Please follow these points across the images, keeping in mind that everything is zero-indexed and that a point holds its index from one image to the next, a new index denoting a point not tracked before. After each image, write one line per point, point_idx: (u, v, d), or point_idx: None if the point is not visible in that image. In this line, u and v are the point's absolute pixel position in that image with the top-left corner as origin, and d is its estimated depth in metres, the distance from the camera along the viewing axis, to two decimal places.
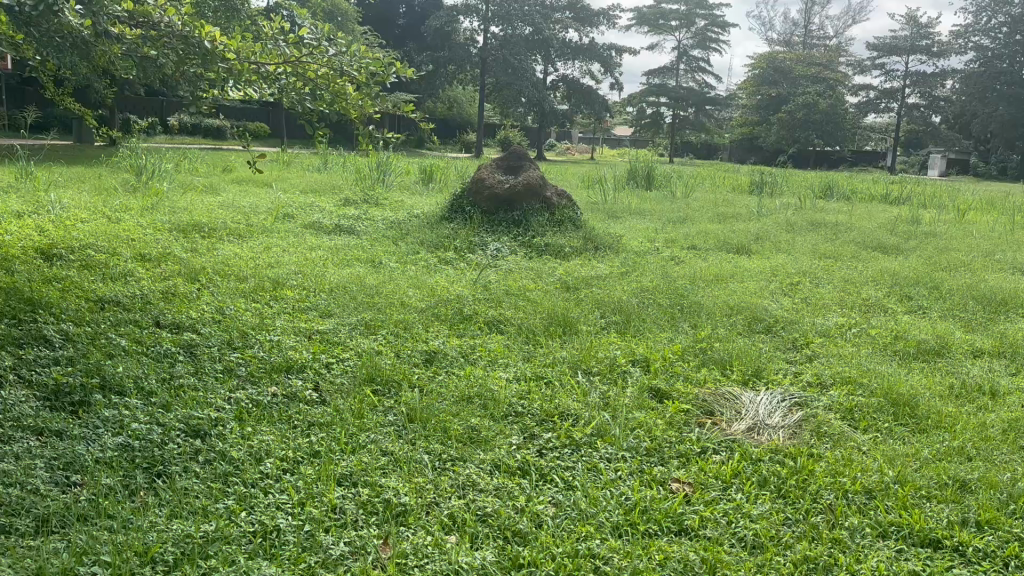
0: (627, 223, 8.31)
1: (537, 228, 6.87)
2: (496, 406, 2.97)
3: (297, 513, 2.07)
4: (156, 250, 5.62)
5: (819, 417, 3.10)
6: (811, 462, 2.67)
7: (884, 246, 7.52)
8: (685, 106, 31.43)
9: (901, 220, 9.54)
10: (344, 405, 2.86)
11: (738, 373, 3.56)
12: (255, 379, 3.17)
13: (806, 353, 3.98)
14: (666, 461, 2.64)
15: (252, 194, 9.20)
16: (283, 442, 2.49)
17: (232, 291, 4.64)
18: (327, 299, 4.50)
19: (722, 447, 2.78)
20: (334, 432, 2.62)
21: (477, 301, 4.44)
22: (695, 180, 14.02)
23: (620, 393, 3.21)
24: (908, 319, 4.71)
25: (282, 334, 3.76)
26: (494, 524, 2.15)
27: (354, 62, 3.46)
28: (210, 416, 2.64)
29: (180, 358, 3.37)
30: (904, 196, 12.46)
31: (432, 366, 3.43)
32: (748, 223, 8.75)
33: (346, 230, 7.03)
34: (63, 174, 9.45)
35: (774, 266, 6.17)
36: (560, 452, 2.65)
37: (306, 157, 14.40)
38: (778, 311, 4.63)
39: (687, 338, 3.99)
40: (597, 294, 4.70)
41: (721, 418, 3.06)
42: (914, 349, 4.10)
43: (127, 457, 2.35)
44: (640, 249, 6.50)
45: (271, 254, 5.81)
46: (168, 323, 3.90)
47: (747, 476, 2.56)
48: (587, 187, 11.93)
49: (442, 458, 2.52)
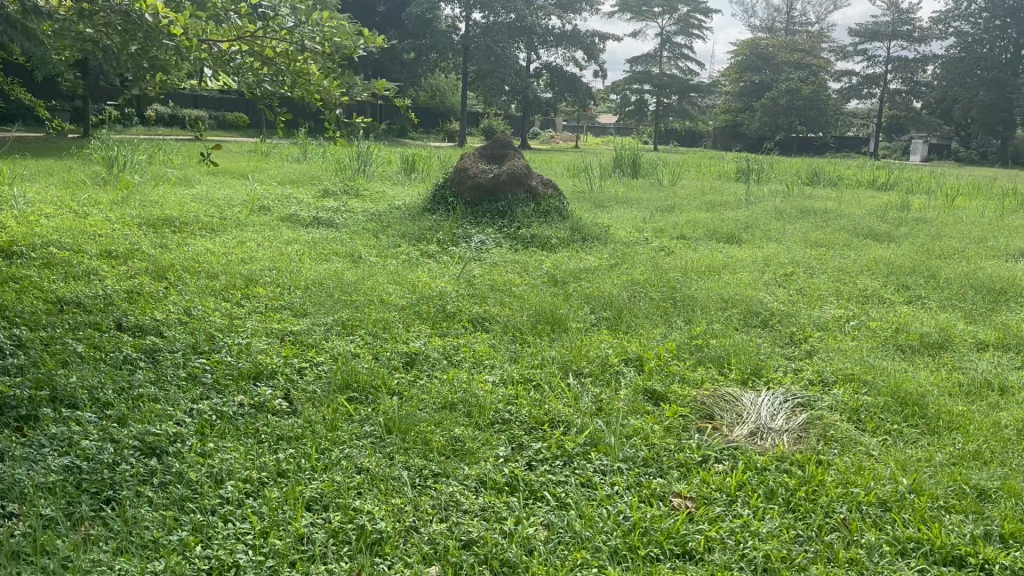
0: (614, 212, 8.10)
1: (523, 218, 6.66)
2: (481, 413, 2.77)
3: (259, 546, 1.87)
4: (123, 246, 5.38)
5: (825, 419, 2.91)
6: (820, 471, 2.48)
7: (876, 233, 7.36)
8: (668, 93, 31.24)
9: (891, 206, 9.38)
10: (317, 416, 2.65)
11: (737, 372, 3.37)
12: (221, 387, 2.95)
13: (805, 349, 3.79)
14: (665, 473, 2.45)
15: (229, 185, 8.96)
16: (248, 460, 2.28)
17: (202, 290, 4.41)
18: (303, 296, 4.27)
19: (723, 455, 2.59)
20: (304, 448, 2.40)
21: (460, 297, 4.23)
22: (682, 167, 13.82)
23: (613, 396, 3.01)
24: (907, 310, 4.55)
25: (252, 336, 3.53)
26: (480, 552, 1.94)
27: (316, 35, 3.25)
28: (169, 431, 2.43)
29: (141, 365, 3.15)
30: (892, 181, 12.32)
31: (412, 369, 3.21)
32: (737, 211, 8.57)
33: (324, 223, 6.80)
34: (31, 168, 9.15)
35: (766, 255, 5.98)
36: (551, 463, 2.46)
37: (285, 147, 14.11)
38: (774, 304, 4.45)
39: (682, 334, 3.79)
40: (586, 288, 4.50)
41: (721, 422, 2.87)
42: (917, 342, 3.92)
43: (72, 481, 2.14)
44: (628, 239, 6.30)
45: (244, 249, 5.57)
46: (131, 326, 3.66)
47: (752, 489, 2.37)
48: (572, 175, 11.72)
49: (424, 475, 2.32)
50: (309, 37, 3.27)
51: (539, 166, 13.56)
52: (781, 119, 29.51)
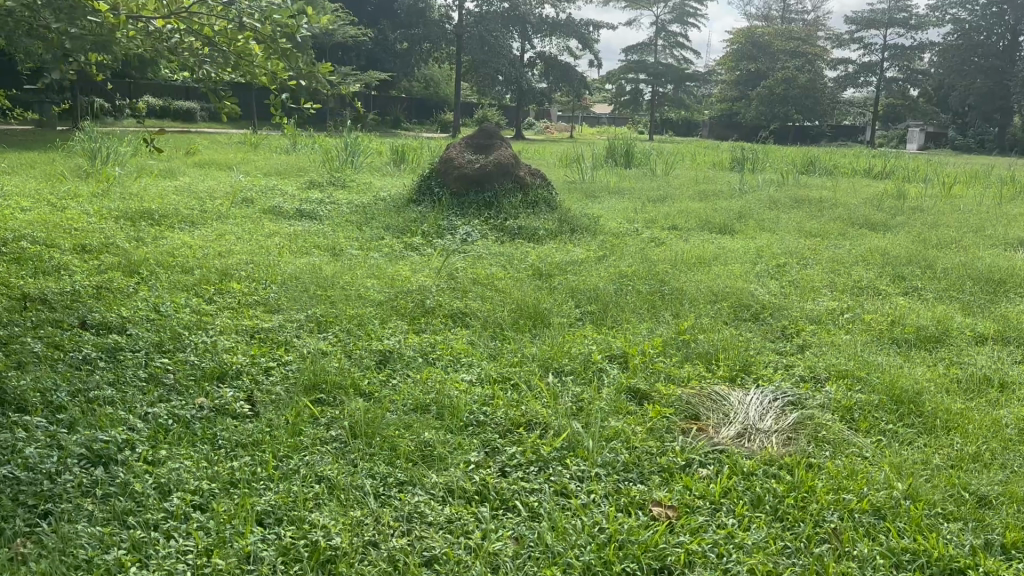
0: (605, 202, 7.96)
1: (510, 210, 6.51)
2: (454, 415, 2.63)
3: (201, 566, 1.73)
4: (98, 240, 5.21)
5: (816, 418, 2.77)
6: (810, 476, 2.35)
7: (872, 222, 7.23)
8: (664, 82, 31.02)
9: (887, 194, 9.26)
10: (279, 420, 2.51)
11: (725, 369, 3.23)
12: (182, 388, 2.81)
13: (797, 343, 3.66)
14: (646, 479, 2.31)
15: (213, 177, 8.78)
16: (201, 469, 2.14)
17: (175, 286, 4.25)
18: (277, 292, 4.12)
19: (708, 459, 2.45)
20: (261, 455, 2.26)
21: (441, 292, 4.09)
22: (676, 157, 13.65)
23: (594, 395, 2.88)
24: (903, 302, 4.42)
25: (221, 334, 3.39)
26: (442, 570, 1.80)
27: (254, 12, 3.17)
28: (120, 437, 2.28)
29: (100, 364, 3.00)
30: (889, 169, 12.18)
31: (385, 369, 3.07)
32: (731, 200, 8.42)
33: (307, 216, 6.63)
34: (12, 160, 8.96)
35: (758, 246, 5.85)
36: (526, 469, 2.32)
37: (274, 139, 13.92)
38: (765, 296, 4.32)
39: (668, 329, 3.65)
40: (571, 281, 4.36)
41: (707, 423, 2.73)
42: (914, 335, 3.79)
43: (8, 493, 1.99)
44: (618, 230, 6.16)
45: (222, 242, 5.41)
46: (97, 323, 3.51)
47: (738, 495, 2.23)
48: (565, 165, 11.55)
49: (388, 484, 2.18)
50: (248, 14, 3.19)
51: (531, 156, 13.39)
52: (777, 108, 29.34)
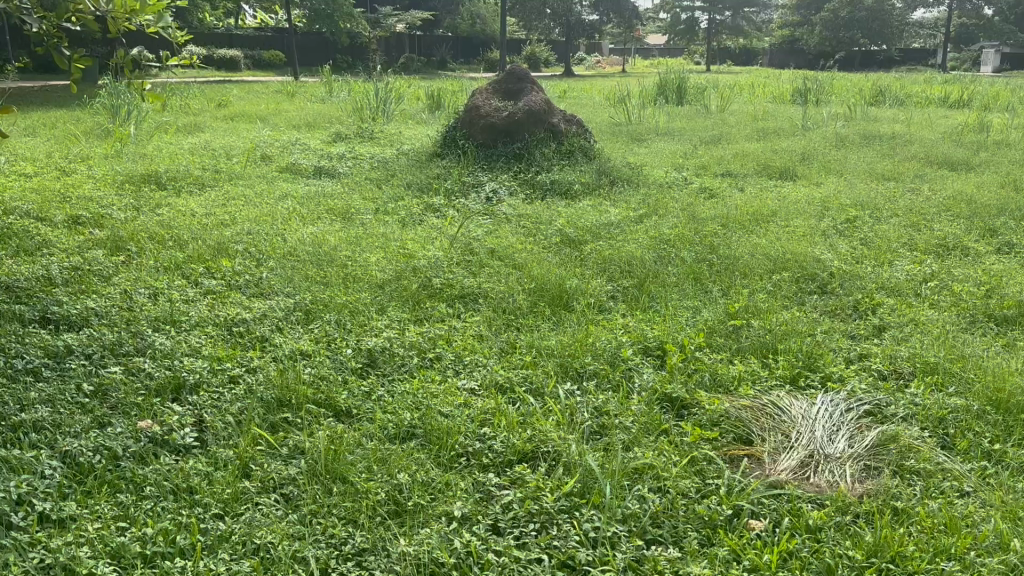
0: (651, 147, 7.29)
1: (542, 162, 5.92)
2: (443, 443, 2.13)
3: None
4: (92, 210, 4.80)
5: (904, 438, 2.19)
6: (899, 531, 1.79)
7: (952, 161, 6.43)
8: (721, 9, 29.46)
9: (968, 126, 8.35)
10: (223, 458, 2.04)
11: (785, 365, 2.65)
12: (126, 408, 2.36)
13: (872, 324, 3.05)
14: (679, 539, 1.79)
15: (237, 132, 8.33)
16: (106, 538, 1.71)
17: (160, 266, 3.80)
18: (270, 271, 3.65)
19: (763, 508, 1.91)
20: (189, 514, 1.81)
21: (452, 267, 3.56)
22: (732, 91, 12.73)
23: (619, 407, 2.33)
24: (997, 264, 3.73)
25: (192, 331, 2.92)
26: None
27: None
28: (16, 490, 1.85)
29: (43, 372, 2.56)
30: (967, 97, 11.12)
31: (370, 374, 2.57)
32: (791, 139, 7.67)
33: (327, 174, 6.15)
34: (33, 119, 8.65)
35: (823, 194, 5.17)
36: (523, 527, 1.81)
37: (308, 86, 13.41)
38: (833, 261, 3.69)
39: (716, 312, 3.06)
40: (606, 250, 3.79)
41: (763, 449, 2.18)
42: (1015, 311, 3.13)
43: None
44: (664, 180, 5.54)
45: (227, 209, 4.97)
46: (58, 319, 3.06)
47: (801, 565, 1.70)
48: (611, 105, 10.81)
49: (343, 555, 1.71)
50: None
51: (577, 95, 12.64)
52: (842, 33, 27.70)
